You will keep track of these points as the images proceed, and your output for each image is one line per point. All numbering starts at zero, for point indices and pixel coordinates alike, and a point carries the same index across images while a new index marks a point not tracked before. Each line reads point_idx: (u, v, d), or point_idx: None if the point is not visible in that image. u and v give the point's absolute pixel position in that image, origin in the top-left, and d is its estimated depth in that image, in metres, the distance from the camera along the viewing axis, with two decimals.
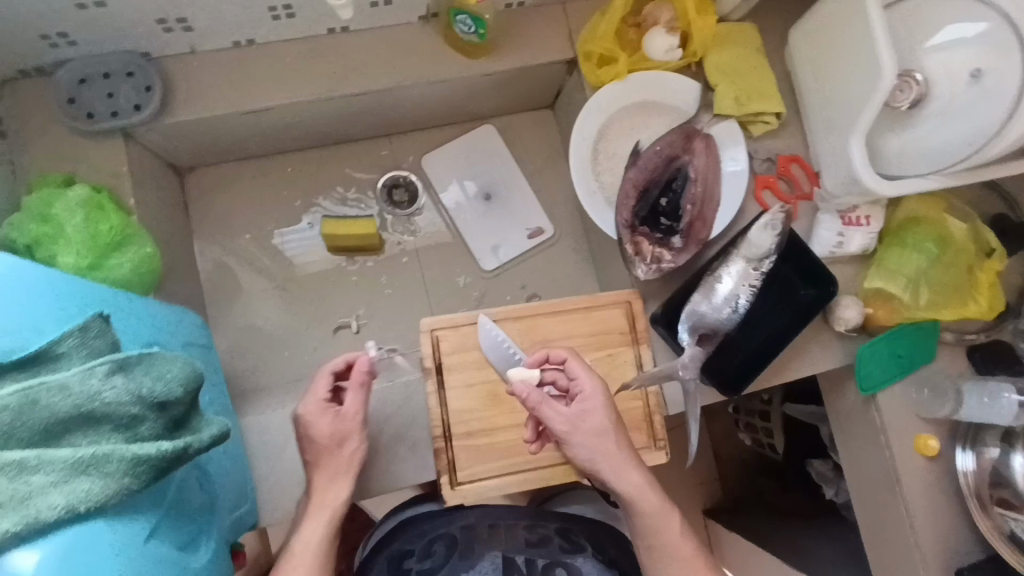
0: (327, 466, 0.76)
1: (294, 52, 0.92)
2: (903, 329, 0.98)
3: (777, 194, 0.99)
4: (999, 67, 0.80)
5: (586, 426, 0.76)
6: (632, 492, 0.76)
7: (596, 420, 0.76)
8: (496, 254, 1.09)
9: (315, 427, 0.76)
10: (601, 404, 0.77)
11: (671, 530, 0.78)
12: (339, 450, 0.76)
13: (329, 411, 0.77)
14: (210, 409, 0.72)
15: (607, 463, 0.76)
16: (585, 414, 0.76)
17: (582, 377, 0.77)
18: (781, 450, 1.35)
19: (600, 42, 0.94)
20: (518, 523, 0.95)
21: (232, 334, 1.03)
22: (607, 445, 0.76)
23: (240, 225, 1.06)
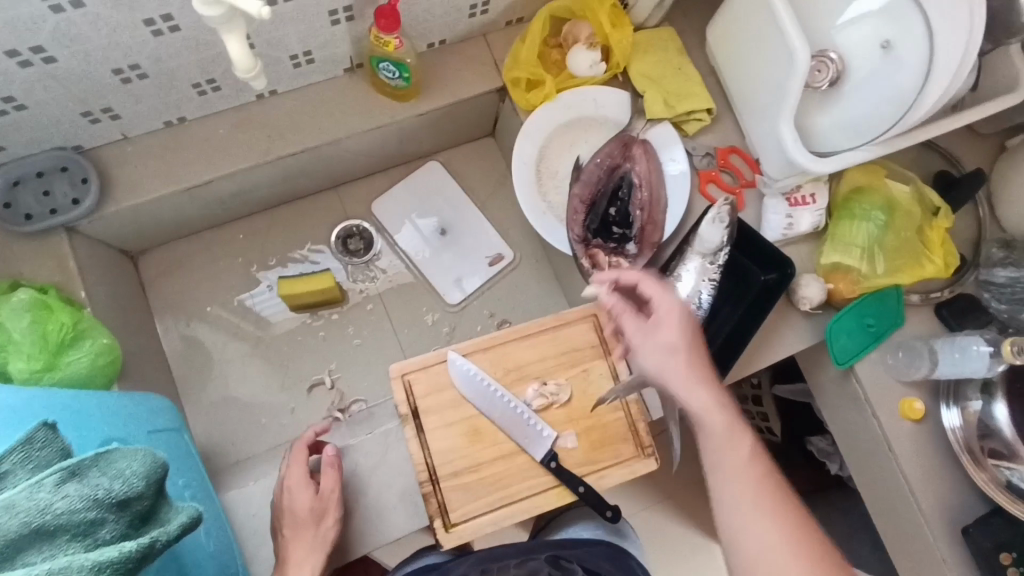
0: (297, 549, 0.78)
1: (227, 123, 0.93)
2: (865, 299, 0.98)
3: (721, 187, 1.01)
4: (904, 36, 0.85)
5: (659, 341, 0.76)
6: (702, 410, 0.73)
7: (667, 341, 0.76)
8: (460, 287, 1.10)
9: (293, 507, 0.80)
10: (675, 322, 0.76)
11: (728, 442, 0.71)
12: (316, 528, 0.80)
13: (309, 490, 0.81)
14: (182, 496, 0.70)
15: (677, 380, 0.74)
16: (658, 330, 0.77)
17: (658, 295, 0.78)
18: (778, 432, 1.30)
19: (525, 67, 0.97)
20: (509, 564, 0.86)
21: (206, 409, 1.02)
22: (676, 360, 0.75)
23: (200, 299, 1.05)
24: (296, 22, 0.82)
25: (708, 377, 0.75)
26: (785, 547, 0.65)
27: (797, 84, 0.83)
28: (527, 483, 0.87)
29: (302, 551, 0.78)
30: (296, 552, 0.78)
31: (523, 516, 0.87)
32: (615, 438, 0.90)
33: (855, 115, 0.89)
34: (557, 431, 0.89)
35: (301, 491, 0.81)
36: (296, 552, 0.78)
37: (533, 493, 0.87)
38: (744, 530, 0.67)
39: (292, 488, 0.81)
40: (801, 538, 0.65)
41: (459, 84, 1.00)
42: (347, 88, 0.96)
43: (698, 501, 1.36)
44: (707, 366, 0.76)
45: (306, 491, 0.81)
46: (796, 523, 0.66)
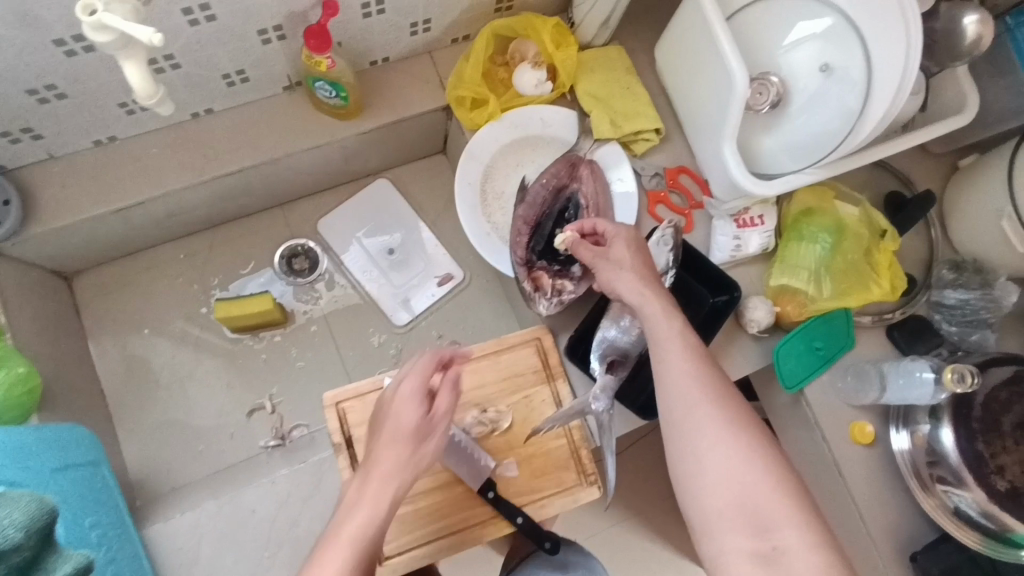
0: (386, 459, 0.64)
1: (160, 142, 0.90)
2: (813, 322, 0.96)
3: (670, 208, 1.00)
4: (845, 61, 0.84)
5: (614, 259, 0.82)
6: (648, 308, 0.77)
7: (624, 258, 0.82)
8: (407, 307, 1.08)
9: (396, 419, 0.66)
10: (626, 243, 0.83)
11: (681, 344, 0.74)
12: (415, 451, 0.65)
13: (421, 404, 0.67)
14: (71, 541, 0.68)
15: (630, 289, 0.79)
16: (611, 252, 0.83)
17: (609, 226, 0.85)
18: None
19: (468, 86, 0.95)
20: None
21: (142, 434, 0.99)
22: (628, 273, 0.80)
23: (138, 321, 1.02)
24: (224, 42, 0.79)
25: (659, 288, 0.79)
26: (735, 442, 0.66)
27: (738, 109, 0.82)
28: (465, 513, 0.85)
29: (382, 475, 0.63)
30: (378, 477, 0.63)
31: (461, 547, 0.85)
32: (557, 467, 0.89)
33: (798, 138, 0.89)
34: (497, 460, 0.87)
35: (413, 405, 0.66)
36: (373, 483, 0.63)
37: (472, 524, 0.85)
38: (698, 429, 0.68)
39: (408, 392, 0.67)
40: (750, 433, 0.67)
41: (403, 103, 0.98)
42: (287, 107, 0.94)
43: (657, 522, 1.35)
44: (657, 277, 0.81)
45: (413, 409, 0.66)
46: (744, 418, 0.68)
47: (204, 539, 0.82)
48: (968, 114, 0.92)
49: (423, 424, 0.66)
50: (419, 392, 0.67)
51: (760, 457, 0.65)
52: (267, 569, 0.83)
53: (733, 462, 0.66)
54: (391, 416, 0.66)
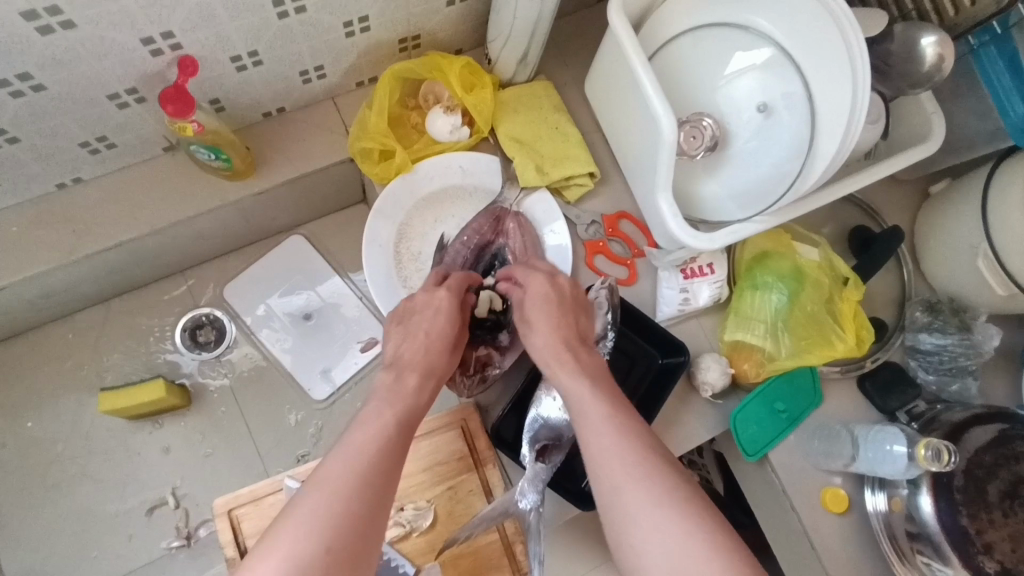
0: (417, 357, 0.67)
1: (22, 218, 0.80)
2: (773, 382, 0.86)
3: (610, 258, 0.89)
4: (786, 99, 0.75)
5: (526, 314, 0.74)
6: (556, 371, 0.68)
7: (535, 315, 0.73)
8: (328, 379, 0.97)
9: (427, 317, 0.71)
10: (537, 295, 0.74)
11: (602, 413, 0.62)
12: (447, 351, 0.70)
13: (455, 305, 0.73)
14: None
15: (542, 352, 0.70)
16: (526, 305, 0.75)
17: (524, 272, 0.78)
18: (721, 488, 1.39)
19: (373, 136, 0.84)
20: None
21: (28, 543, 0.88)
22: (539, 331, 0.71)
23: (20, 412, 0.91)
24: (68, 110, 0.69)
25: (571, 346, 0.70)
26: (670, 521, 0.53)
27: (667, 159, 0.72)
28: None
29: (420, 369, 0.66)
30: (415, 370, 0.65)
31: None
32: (488, 567, 0.78)
33: (743, 182, 0.79)
34: (419, 564, 0.78)
35: (447, 306, 0.73)
36: (413, 370, 0.65)
37: None
38: (631, 518, 0.55)
39: (436, 294, 0.73)
40: (686, 508, 0.54)
41: (304, 156, 0.87)
42: (168, 169, 0.83)
43: None
44: (575, 335, 0.72)
45: (450, 309, 0.72)
46: (681, 490, 0.55)
47: None
48: (933, 143, 0.82)
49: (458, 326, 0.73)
50: (451, 302, 0.73)
51: (704, 540, 0.52)
52: None
53: (675, 553, 0.52)
54: (423, 315, 0.71)
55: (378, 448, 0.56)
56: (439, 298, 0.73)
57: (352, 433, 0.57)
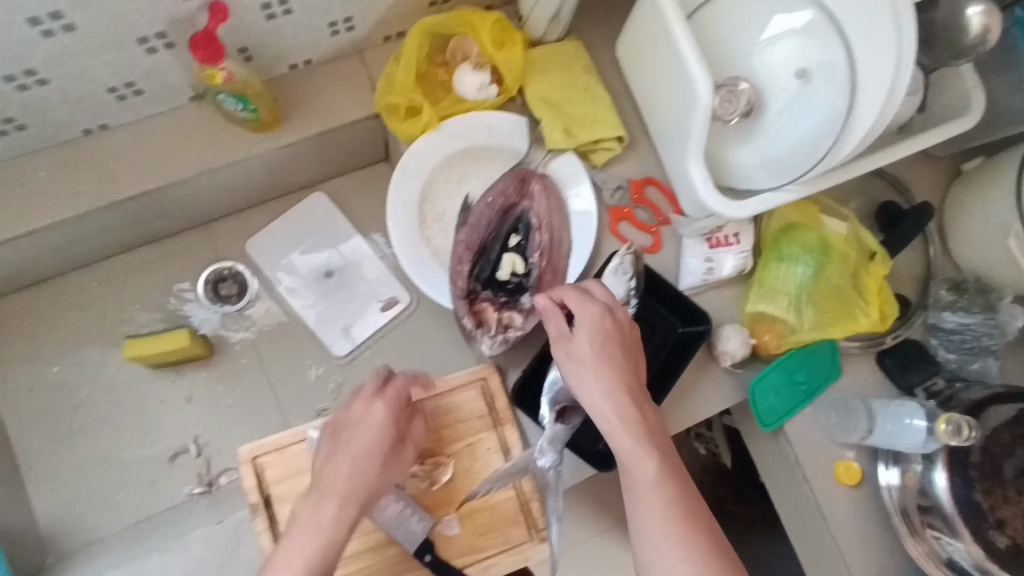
0: (340, 480, 0.66)
1: (48, 164, 0.80)
2: (793, 354, 0.86)
3: (635, 225, 0.88)
4: (825, 62, 0.72)
5: (574, 352, 0.68)
6: (614, 429, 0.64)
7: (589, 355, 0.67)
8: (349, 336, 0.98)
9: (365, 434, 0.68)
10: (590, 334, 0.68)
11: (657, 482, 0.61)
12: (378, 473, 0.68)
13: (392, 417, 0.70)
14: None
15: (594, 399, 0.66)
16: (574, 340, 0.68)
17: (578, 302, 0.69)
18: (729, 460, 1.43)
19: (400, 92, 0.83)
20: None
21: (54, 484, 0.90)
22: (593, 375, 0.66)
23: (45, 357, 0.93)
24: (97, 53, 0.69)
25: (629, 393, 0.66)
26: None
27: (702, 121, 0.71)
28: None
29: (342, 496, 0.65)
30: (337, 496, 0.65)
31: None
32: (504, 522, 0.80)
33: (776, 151, 0.77)
34: (437, 517, 0.79)
35: (386, 422, 0.70)
36: (334, 497, 0.65)
37: None
38: None
39: (375, 407, 0.70)
40: None
41: (329, 110, 0.86)
42: (193, 120, 0.82)
43: None
44: (627, 379, 0.67)
45: (384, 425, 0.69)
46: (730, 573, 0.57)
47: None
48: (971, 118, 0.80)
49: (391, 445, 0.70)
50: (389, 418, 0.70)
51: None
52: None
53: None
54: (356, 428, 0.68)
55: (328, 547, 0.62)
56: (375, 413, 0.69)
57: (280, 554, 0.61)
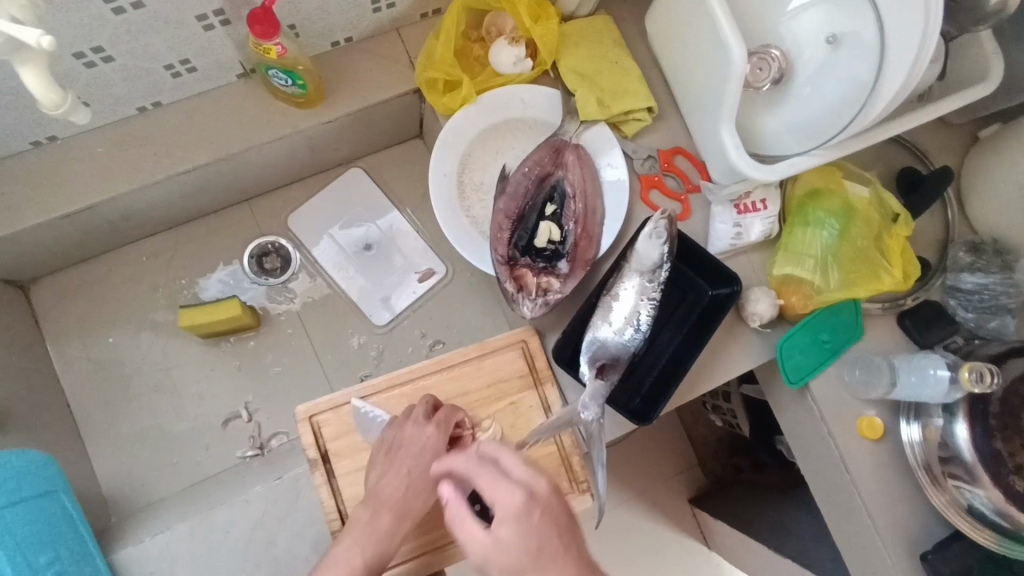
0: (394, 496, 0.72)
1: (105, 141, 0.83)
2: (819, 314, 0.91)
3: (664, 193, 0.92)
4: (853, 28, 0.76)
5: (504, 558, 0.58)
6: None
7: (519, 564, 0.57)
8: (388, 306, 1.02)
9: (419, 461, 0.72)
10: (519, 530, 0.58)
11: None
12: (428, 493, 0.73)
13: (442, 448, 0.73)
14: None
15: None
16: (501, 540, 0.59)
17: (497, 489, 0.61)
18: (747, 430, 1.44)
19: (439, 66, 0.86)
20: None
21: (114, 448, 0.95)
22: None
23: (102, 328, 0.98)
24: (160, 30, 0.72)
25: None
26: None
27: (734, 87, 0.74)
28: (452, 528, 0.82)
29: (394, 509, 0.71)
30: (389, 509, 0.71)
31: (457, 554, 0.83)
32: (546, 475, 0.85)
33: (803, 117, 0.80)
34: None
35: (439, 449, 0.73)
36: (387, 509, 0.71)
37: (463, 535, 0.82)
38: None
39: (432, 438, 0.73)
40: None
41: (370, 86, 0.89)
42: (242, 97, 0.86)
43: (671, 497, 1.57)
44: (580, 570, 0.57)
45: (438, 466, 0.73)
46: None
47: (180, 561, 0.79)
48: (991, 83, 0.82)
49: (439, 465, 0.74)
50: (442, 445, 0.73)
51: None
52: None
53: None
54: (409, 452, 0.73)
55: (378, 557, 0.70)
56: (434, 439, 0.73)
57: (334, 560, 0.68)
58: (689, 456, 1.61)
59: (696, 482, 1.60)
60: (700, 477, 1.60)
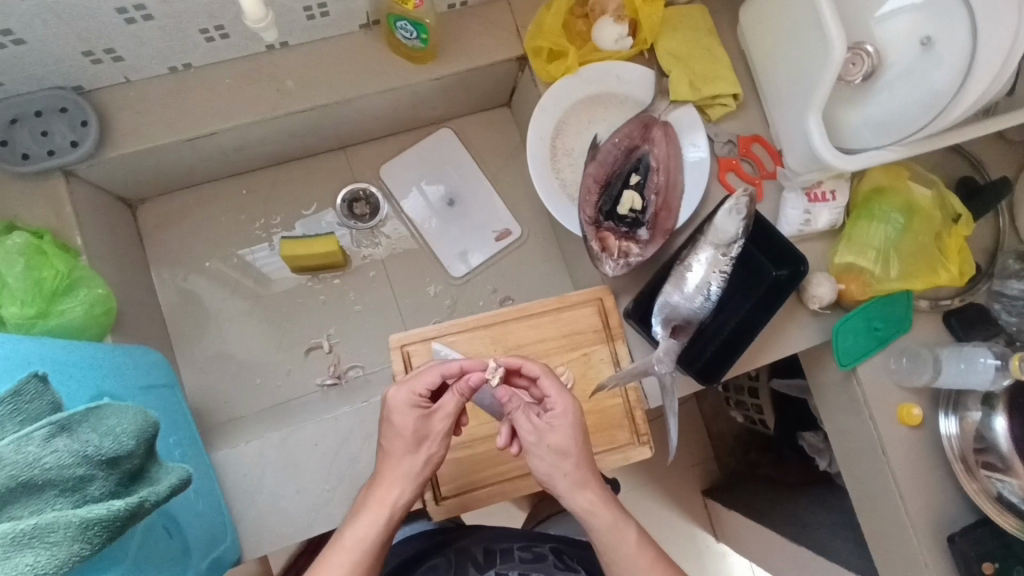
0: (392, 469, 0.70)
1: (233, 73, 0.89)
2: (874, 302, 0.97)
3: (741, 176, 0.97)
4: (946, 34, 0.81)
5: (552, 444, 0.70)
6: (584, 512, 0.71)
7: (562, 444, 0.70)
8: (465, 260, 1.09)
9: (396, 428, 0.70)
10: (571, 424, 0.70)
11: (636, 547, 0.70)
12: (413, 454, 0.71)
13: (417, 412, 0.70)
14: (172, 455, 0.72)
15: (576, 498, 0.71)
16: (551, 433, 0.70)
17: (552, 392, 0.71)
18: (772, 424, 1.41)
19: (547, 36, 0.93)
20: (511, 545, 0.87)
21: (202, 364, 1.03)
22: (569, 466, 0.70)
23: (199, 253, 1.05)
24: None
25: (597, 476, 0.72)
26: None
27: (830, 76, 0.80)
28: (518, 463, 0.88)
29: (393, 478, 0.70)
30: (387, 480, 0.70)
31: (496, 497, 0.88)
32: (611, 424, 0.91)
33: (886, 113, 0.86)
34: None
35: (407, 413, 0.70)
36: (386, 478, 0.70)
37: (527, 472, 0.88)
38: None
39: (399, 406, 0.70)
40: None
41: (478, 49, 0.95)
42: (360, 46, 0.92)
43: (685, 488, 1.53)
44: (593, 464, 0.72)
45: (419, 428, 0.70)
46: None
47: (269, 467, 0.85)
48: None
49: (418, 432, 0.70)
50: (410, 417, 0.70)
51: None
52: (327, 500, 0.86)
53: None
54: (391, 425, 0.70)
55: (380, 531, 0.68)
56: (401, 403, 0.70)
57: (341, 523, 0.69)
58: (705, 450, 1.56)
59: (711, 474, 1.56)
60: (714, 470, 1.56)
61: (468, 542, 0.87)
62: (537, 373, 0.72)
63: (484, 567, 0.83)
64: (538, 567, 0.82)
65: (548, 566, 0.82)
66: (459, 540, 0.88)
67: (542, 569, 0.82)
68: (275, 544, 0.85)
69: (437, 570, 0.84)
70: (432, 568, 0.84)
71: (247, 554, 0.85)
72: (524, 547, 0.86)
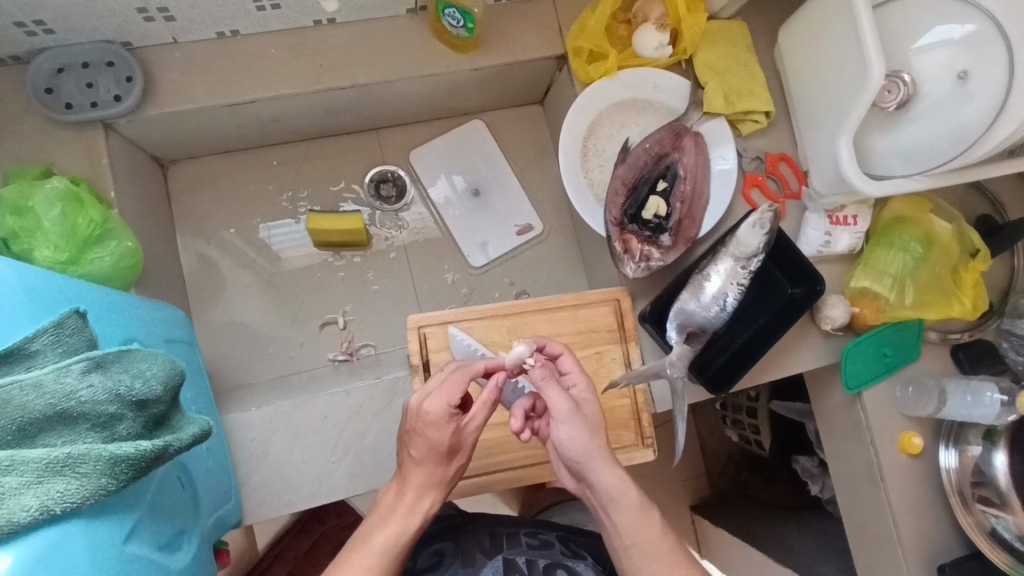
0: (419, 475, 0.69)
1: (278, 45, 0.90)
2: (886, 329, 0.99)
3: (766, 193, 0.98)
4: (984, 70, 0.81)
5: (586, 417, 0.72)
6: (614, 490, 0.70)
7: (591, 419, 0.72)
8: (485, 251, 1.11)
9: (429, 440, 0.68)
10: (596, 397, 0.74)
11: (659, 531, 0.70)
12: (445, 463, 0.70)
13: (452, 423, 0.68)
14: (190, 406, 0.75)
15: (606, 478, 0.70)
16: (583, 408, 0.73)
17: (572, 368, 0.76)
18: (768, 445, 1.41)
19: (589, 37, 0.94)
20: (517, 530, 0.88)
21: (217, 328, 1.04)
22: (599, 440, 0.71)
23: (225, 220, 1.06)
24: None
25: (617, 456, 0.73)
26: None
27: (864, 103, 0.82)
28: (525, 453, 0.89)
29: (423, 480, 0.69)
30: (412, 487, 0.69)
31: (499, 484, 0.89)
32: (617, 424, 0.92)
33: (914, 143, 0.87)
34: None
35: (441, 426, 0.68)
36: (414, 480, 0.69)
37: (534, 462, 0.89)
38: None
39: (432, 418, 0.67)
40: None
41: (520, 45, 0.97)
42: (406, 30, 0.93)
43: (677, 501, 1.54)
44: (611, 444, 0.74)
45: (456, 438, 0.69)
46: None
47: (276, 434, 0.86)
48: None
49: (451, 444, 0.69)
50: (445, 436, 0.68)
51: None
52: (330, 473, 0.87)
53: None
54: (420, 436, 0.68)
55: (410, 539, 0.67)
56: (435, 414, 0.67)
57: (371, 518, 0.69)
58: (700, 464, 1.57)
59: (702, 489, 1.56)
60: (706, 486, 1.56)
61: (474, 527, 0.88)
62: (559, 350, 0.77)
63: (490, 552, 0.83)
64: (545, 553, 0.84)
65: (555, 553, 0.84)
66: (464, 525, 0.89)
67: (549, 555, 0.84)
68: (274, 511, 0.86)
69: (443, 554, 0.84)
70: (438, 552, 0.85)
71: (246, 518, 0.85)
72: (530, 534, 0.88)
